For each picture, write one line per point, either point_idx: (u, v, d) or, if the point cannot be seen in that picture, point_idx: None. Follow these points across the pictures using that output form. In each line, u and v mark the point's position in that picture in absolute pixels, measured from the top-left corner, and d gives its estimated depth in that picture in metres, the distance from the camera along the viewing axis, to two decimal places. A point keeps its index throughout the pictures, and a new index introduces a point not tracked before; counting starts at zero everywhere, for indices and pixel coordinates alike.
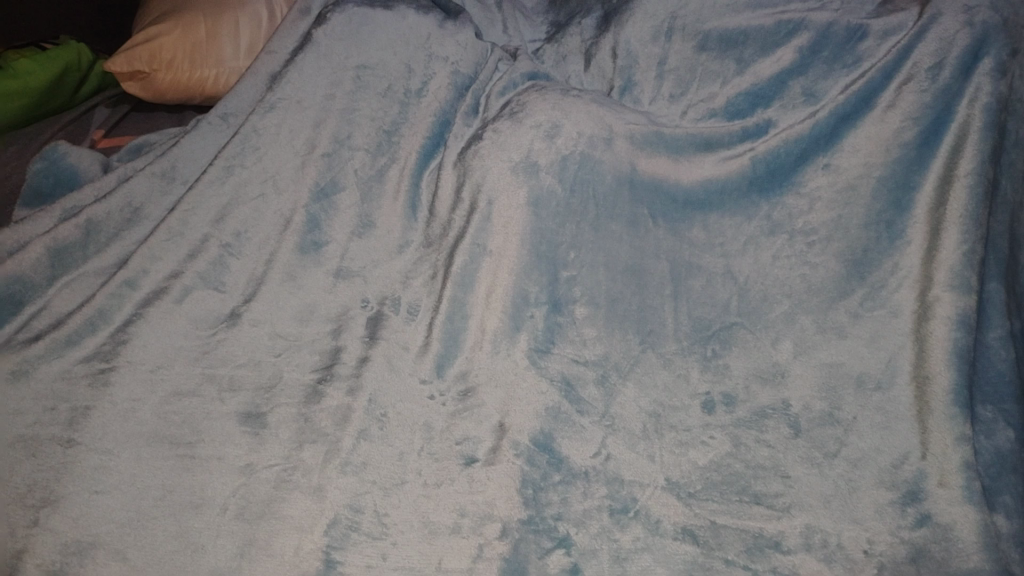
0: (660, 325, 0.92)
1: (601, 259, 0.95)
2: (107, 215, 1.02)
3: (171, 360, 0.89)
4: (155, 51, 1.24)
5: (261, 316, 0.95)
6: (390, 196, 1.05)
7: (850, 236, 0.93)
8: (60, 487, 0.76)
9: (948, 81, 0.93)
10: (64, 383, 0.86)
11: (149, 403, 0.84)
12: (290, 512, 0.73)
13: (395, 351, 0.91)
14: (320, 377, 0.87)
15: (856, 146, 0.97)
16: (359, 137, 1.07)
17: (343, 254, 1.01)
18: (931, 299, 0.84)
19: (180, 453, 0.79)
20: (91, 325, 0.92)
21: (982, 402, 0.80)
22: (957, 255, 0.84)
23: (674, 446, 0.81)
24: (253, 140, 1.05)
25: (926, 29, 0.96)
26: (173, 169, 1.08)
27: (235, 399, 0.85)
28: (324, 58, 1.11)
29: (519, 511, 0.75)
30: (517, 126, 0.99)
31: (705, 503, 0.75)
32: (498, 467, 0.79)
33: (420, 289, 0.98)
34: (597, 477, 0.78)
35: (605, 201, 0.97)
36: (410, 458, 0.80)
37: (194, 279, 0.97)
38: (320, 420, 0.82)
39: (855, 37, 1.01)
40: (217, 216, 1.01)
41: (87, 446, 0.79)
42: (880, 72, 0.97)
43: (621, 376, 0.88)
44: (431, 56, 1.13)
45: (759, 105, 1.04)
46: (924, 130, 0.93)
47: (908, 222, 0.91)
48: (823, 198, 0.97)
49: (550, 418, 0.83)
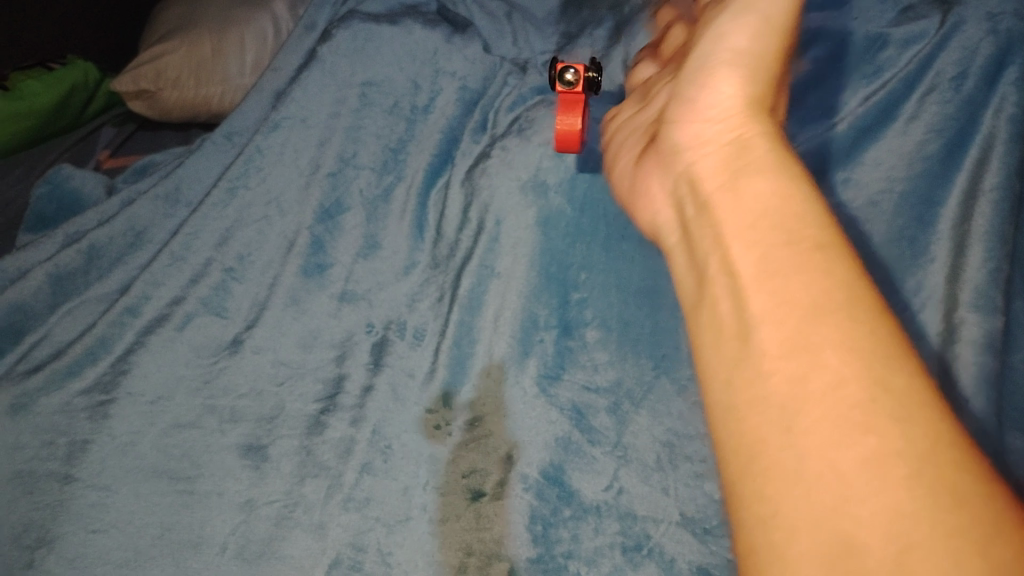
0: (675, 350, 0.85)
1: (613, 281, 0.90)
2: (109, 240, 1.01)
3: (173, 391, 0.86)
4: (161, 69, 1.23)
5: (264, 343, 0.91)
6: (397, 215, 1.02)
7: (873, 253, 0.89)
8: (56, 526, 0.74)
9: (973, 91, 0.91)
10: (63, 417, 0.84)
11: (149, 437, 0.82)
12: (292, 551, 0.72)
13: (400, 378, 0.87)
14: (323, 408, 0.84)
15: (878, 160, 0.93)
16: (365, 155, 1.05)
17: (348, 277, 0.97)
18: (956, 320, 0.80)
19: (179, 489, 0.77)
20: (91, 354, 0.90)
21: (1010, 430, 0.77)
22: (983, 273, 0.81)
23: (689, 478, 0.76)
24: (257, 161, 1.04)
25: (948, 38, 0.94)
26: (177, 192, 1.06)
27: (236, 431, 0.82)
28: (329, 75, 1.08)
29: (528, 549, 0.73)
30: (525, 143, 0.97)
31: (723, 539, 0.72)
32: (506, 501, 0.76)
33: (427, 313, 0.94)
34: (609, 513, 0.75)
35: (615, 221, 0.93)
36: (416, 492, 0.77)
37: (196, 305, 0.94)
38: (322, 453, 0.80)
39: (875, 46, 0.99)
40: (219, 240, 0.99)
41: (84, 482, 0.77)
42: (901, 82, 0.95)
43: (634, 403, 0.82)
44: (438, 71, 1.11)
45: (779, 117, 1.01)
46: (948, 141, 0.90)
47: (931, 239, 0.87)
48: (846, 214, 0.92)
49: (560, 449, 0.79)
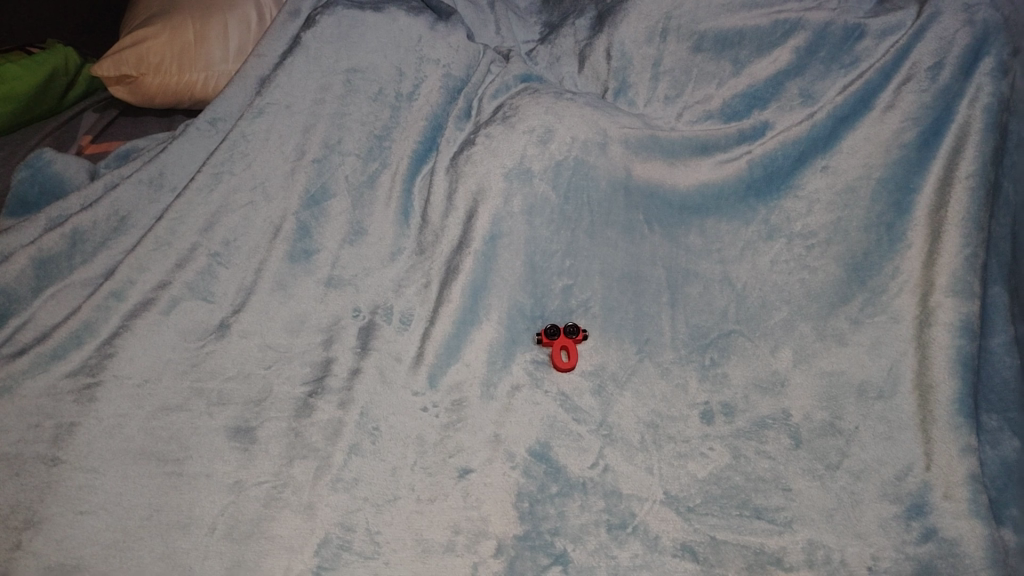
0: (657, 334, 0.91)
1: (597, 266, 0.94)
2: (93, 224, 1.00)
3: (160, 374, 0.87)
4: (142, 55, 1.21)
5: (251, 327, 0.92)
6: (382, 202, 1.03)
7: (851, 239, 0.92)
8: (43, 508, 0.74)
9: (948, 81, 0.94)
10: (49, 399, 0.84)
11: (136, 419, 0.82)
12: (281, 531, 0.72)
13: (388, 362, 0.88)
14: (311, 391, 0.85)
15: (854, 148, 0.96)
16: (350, 142, 1.05)
17: (335, 262, 0.98)
18: (933, 304, 0.82)
19: (167, 471, 0.77)
20: (77, 337, 0.89)
21: (987, 411, 0.78)
22: (959, 259, 0.83)
23: (672, 458, 0.79)
24: (242, 146, 1.03)
25: (924, 29, 0.97)
26: (161, 177, 1.06)
27: (224, 413, 0.83)
28: (314, 62, 1.08)
29: (515, 526, 0.73)
30: (509, 131, 0.99)
31: (705, 518, 0.73)
32: (493, 479, 0.77)
33: (413, 298, 0.95)
34: (594, 490, 0.76)
35: (599, 207, 0.96)
36: (403, 473, 0.78)
37: (182, 289, 0.95)
38: (311, 435, 0.80)
39: (852, 36, 1.02)
40: (205, 225, 0.99)
41: (73, 465, 0.77)
42: (878, 73, 0.97)
43: (618, 385, 0.86)
44: (422, 59, 1.12)
45: (756, 107, 1.04)
46: (924, 130, 0.93)
47: (908, 225, 0.89)
48: (822, 201, 0.96)
49: (547, 427, 0.82)
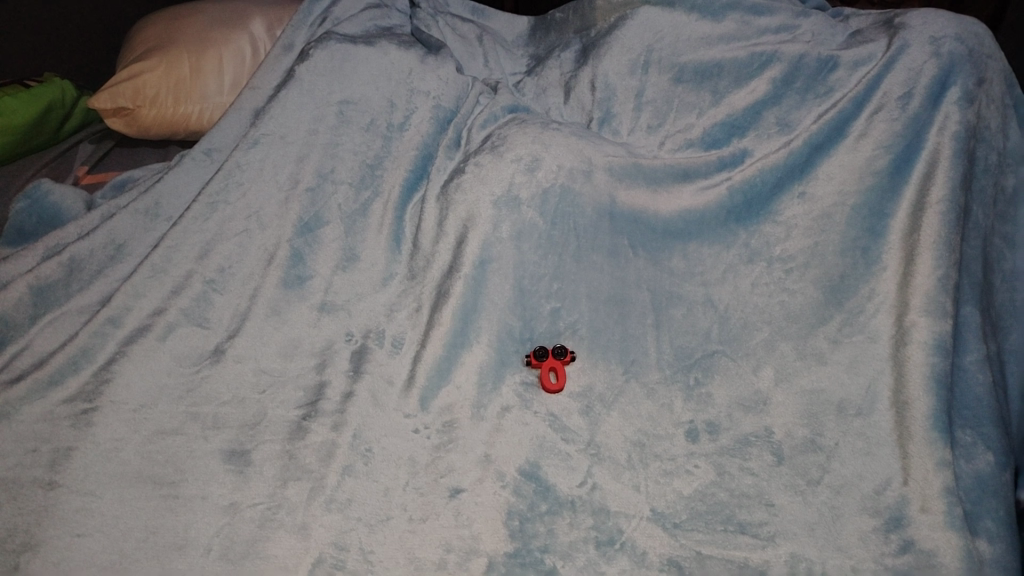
0: (643, 355, 0.93)
1: (583, 290, 0.97)
2: (91, 253, 1.03)
3: (155, 399, 0.89)
4: (139, 88, 1.24)
5: (246, 352, 0.94)
6: (375, 228, 1.05)
7: (827, 262, 0.95)
8: (41, 531, 0.75)
9: (918, 110, 0.98)
10: (46, 425, 0.86)
11: (133, 443, 0.84)
12: (276, 551, 0.73)
13: (380, 385, 0.90)
14: (304, 414, 0.87)
15: (830, 175, 1.00)
16: (343, 171, 1.07)
17: (328, 288, 1.00)
18: (908, 324, 0.84)
19: (163, 494, 0.78)
20: (73, 363, 0.91)
21: (961, 426, 0.80)
22: (932, 280, 0.86)
23: (659, 476, 0.81)
24: (237, 176, 1.06)
25: (894, 60, 1.01)
26: (157, 206, 1.08)
27: (219, 437, 0.85)
28: (307, 94, 1.11)
29: (505, 544, 0.75)
30: (498, 160, 1.02)
31: (691, 533, 0.76)
32: (484, 498, 0.79)
33: (405, 322, 0.97)
34: (583, 508, 0.78)
35: (585, 233, 0.99)
36: (396, 493, 0.80)
37: (178, 315, 0.97)
38: (305, 457, 0.82)
39: (826, 68, 1.06)
40: (200, 253, 1.01)
41: (70, 488, 0.79)
42: (851, 102, 1.01)
43: (605, 406, 0.88)
44: (413, 91, 1.15)
45: (736, 134, 1.07)
46: (896, 157, 0.97)
47: (883, 248, 0.92)
48: (800, 225, 0.99)
49: (536, 448, 0.84)
